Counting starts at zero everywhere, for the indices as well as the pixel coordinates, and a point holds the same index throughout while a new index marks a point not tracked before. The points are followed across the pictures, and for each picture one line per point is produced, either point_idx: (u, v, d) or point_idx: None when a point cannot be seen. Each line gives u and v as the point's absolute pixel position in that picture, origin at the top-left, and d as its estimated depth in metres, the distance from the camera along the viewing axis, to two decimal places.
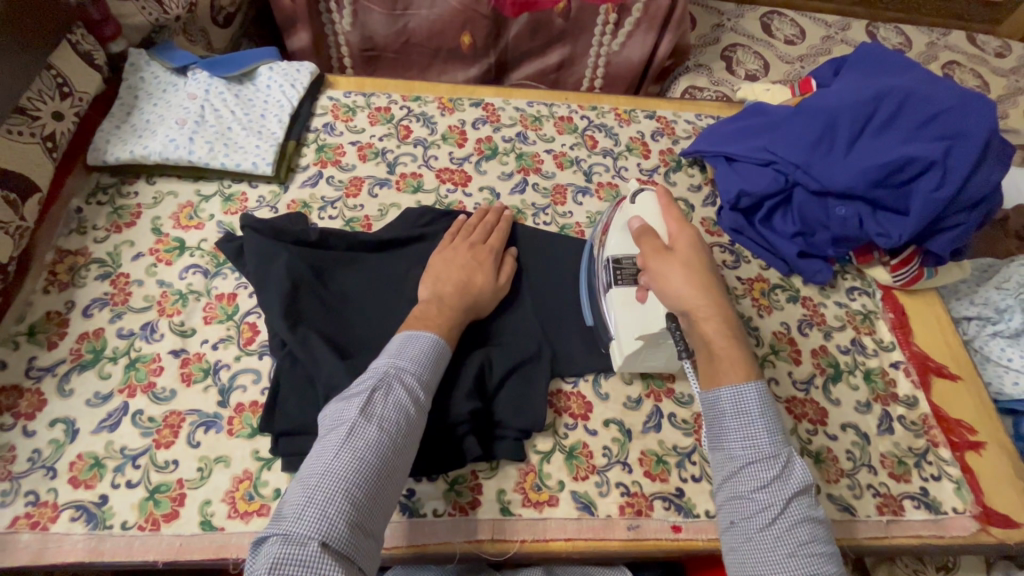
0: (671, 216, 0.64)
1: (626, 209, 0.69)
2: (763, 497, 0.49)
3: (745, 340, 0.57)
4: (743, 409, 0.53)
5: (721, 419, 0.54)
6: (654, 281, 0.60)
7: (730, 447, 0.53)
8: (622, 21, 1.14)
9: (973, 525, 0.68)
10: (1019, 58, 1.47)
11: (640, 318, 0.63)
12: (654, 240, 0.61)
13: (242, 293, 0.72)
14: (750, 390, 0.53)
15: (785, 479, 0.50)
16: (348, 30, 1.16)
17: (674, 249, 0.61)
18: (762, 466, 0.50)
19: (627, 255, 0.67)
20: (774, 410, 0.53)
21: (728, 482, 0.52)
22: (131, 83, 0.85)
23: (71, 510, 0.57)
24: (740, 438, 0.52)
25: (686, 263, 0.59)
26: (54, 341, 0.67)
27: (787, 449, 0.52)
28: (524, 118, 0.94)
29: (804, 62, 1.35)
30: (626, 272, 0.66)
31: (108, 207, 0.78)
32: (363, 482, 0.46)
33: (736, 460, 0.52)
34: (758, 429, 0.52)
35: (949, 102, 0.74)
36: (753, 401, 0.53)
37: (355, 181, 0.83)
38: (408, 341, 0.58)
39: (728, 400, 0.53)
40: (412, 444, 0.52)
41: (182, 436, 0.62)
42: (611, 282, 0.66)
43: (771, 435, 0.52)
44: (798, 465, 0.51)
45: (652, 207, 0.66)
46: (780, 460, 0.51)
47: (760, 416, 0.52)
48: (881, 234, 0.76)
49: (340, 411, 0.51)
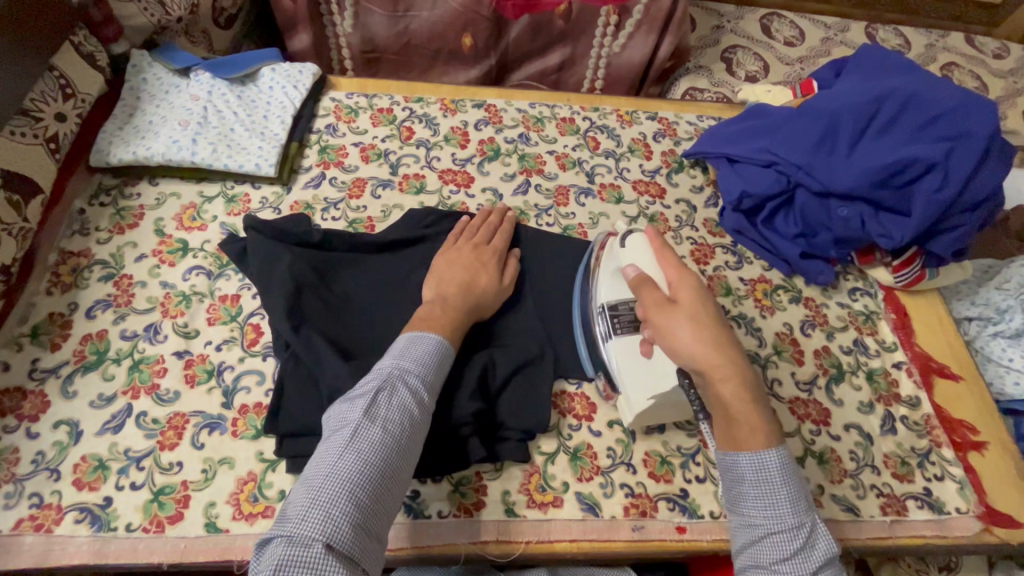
0: (669, 263, 0.60)
1: (616, 253, 0.67)
2: (785, 569, 0.49)
3: (764, 399, 0.54)
4: (765, 478, 0.51)
5: (741, 485, 0.53)
6: (662, 339, 0.57)
7: (751, 514, 0.52)
8: (622, 23, 1.15)
9: (976, 525, 0.68)
10: (1018, 59, 1.47)
11: (646, 374, 0.62)
12: (656, 294, 0.59)
13: (246, 294, 0.72)
14: (773, 458, 0.52)
15: (807, 551, 0.49)
16: (349, 31, 1.16)
17: (678, 301, 0.58)
18: (785, 538, 0.50)
19: (622, 300, 0.66)
20: (797, 477, 0.52)
21: (749, 549, 0.51)
22: (133, 84, 0.85)
23: (75, 512, 0.57)
24: (763, 508, 0.51)
25: (692, 317, 0.56)
26: (57, 343, 0.66)
27: (810, 520, 0.51)
28: (526, 119, 0.94)
29: (804, 63, 1.35)
30: (623, 318, 0.65)
31: (111, 209, 0.78)
32: (366, 484, 0.46)
33: (757, 529, 0.51)
34: (780, 499, 0.51)
35: (950, 103, 0.74)
36: (775, 470, 0.51)
37: (358, 182, 0.83)
38: (411, 342, 0.58)
39: (749, 468, 0.52)
40: (416, 445, 0.52)
41: (186, 438, 0.62)
42: (610, 333, 0.65)
43: (795, 505, 0.51)
44: (821, 536, 0.50)
45: (646, 252, 0.63)
46: (803, 531, 0.50)
47: (782, 486, 0.51)
48: (883, 234, 0.76)
49: (345, 412, 0.51)
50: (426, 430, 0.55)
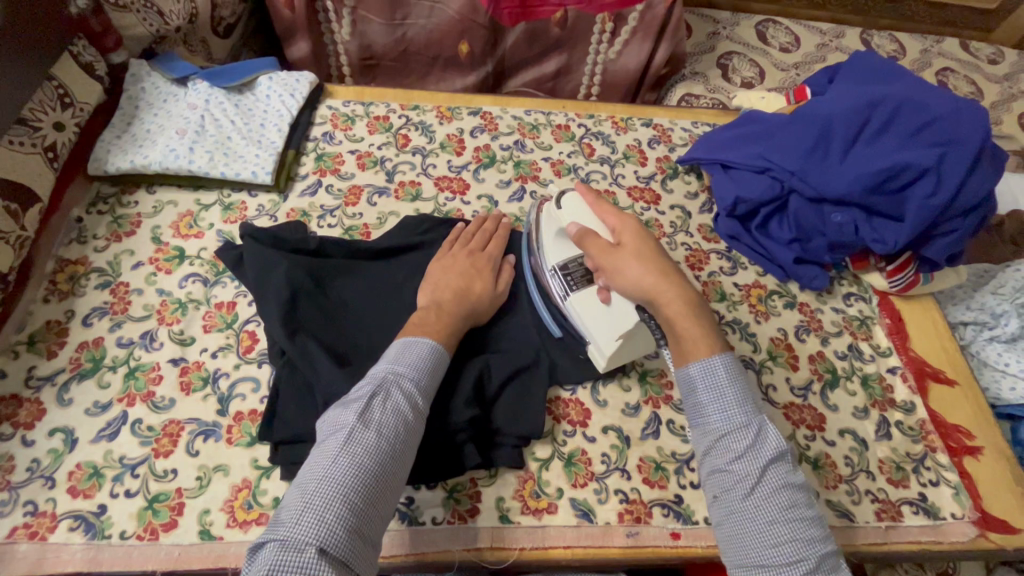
0: (607, 211, 0.65)
1: (555, 216, 0.70)
2: (737, 467, 0.50)
3: (710, 314, 0.58)
4: (714, 382, 0.53)
5: (695, 394, 0.55)
6: (615, 281, 0.61)
7: (706, 420, 0.53)
8: (618, 30, 1.16)
9: (972, 531, 0.68)
10: (1012, 64, 1.48)
11: (607, 319, 0.64)
12: (600, 240, 0.63)
13: (242, 301, 0.73)
14: (719, 363, 0.54)
15: (758, 446, 0.50)
16: (347, 40, 1.17)
17: (622, 243, 0.62)
18: (736, 436, 0.51)
19: (570, 259, 0.69)
20: (745, 380, 0.54)
21: (708, 456, 0.52)
22: (131, 93, 0.85)
23: (69, 520, 0.57)
24: (714, 410, 0.53)
25: (635, 255, 0.60)
26: (53, 350, 0.67)
27: (760, 416, 0.52)
28: (522, 127, 0.95)
29: (799, 69, 1.36)
30: (575, 275, 0.69)
31: (109, 217, 0.78)
32: (360, 488, 0.47)
33: (712, 434, 0.53)
34: (729, 401, 0.53)
35: (942, 109, 0.75)
36: (722, 373, 0.54)
37: (354, 190, 0.84)
38: (406, 347, 0.58)
39: (699, 376, 0.54)
40: (410, 450, 0.52)
41: (181, 445, 0.62)
42: (568, 289, 0.68)
43: (742, 403, 0.52)
44: (771, 431, 0.51)
45: (582, 207, 0.68)
46: (754, 427, 0.51)
47: (730, 388, 0.53)
48: (876, 239, 0.77)
49: (339, 416, 0.52)
50: (421, 434, 0.55)
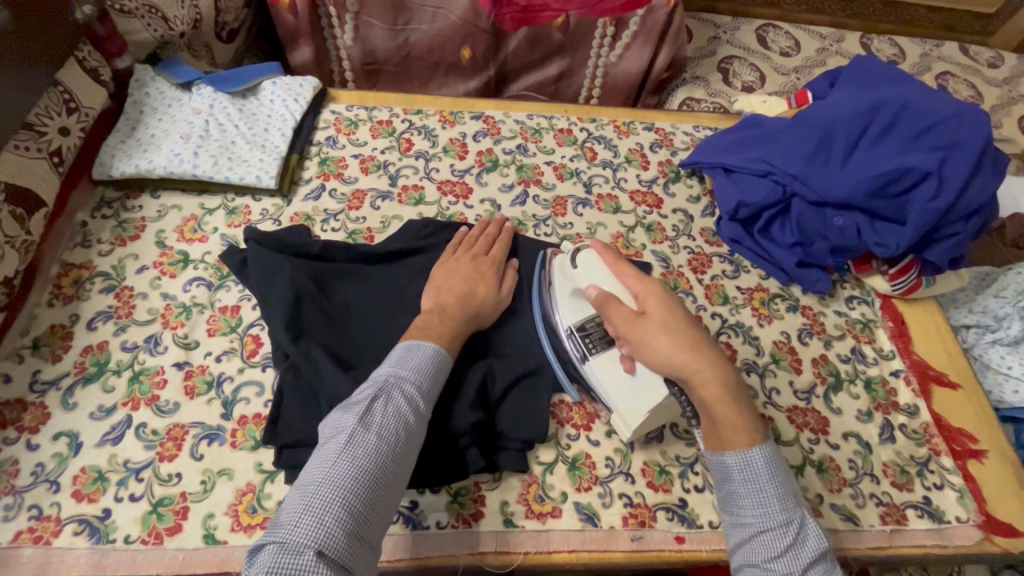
0: (628, 275, 0.64)
1: (571, 276, 0.69)
2: (778, 567, 0.50)
3: (744, 392, 0.57)
4: (752, 476, 0.54)
5: (731, 485, 0.55)
6: (643, 354, 0.59)
7: (742, 514, 0.54)
8: (619, 34, 1.16)
9: (977, 534, 0.67)
10: (1012, 67, 1.49)
11: (631, 390, 0.63)
12: (624, 309, 0.61)
13: (246, 305, 0.73)
14: (758, 457, 0.54)
15: (798, 547, 0.50)
16: (350, 45, 1.18)
17: (647, 312, 0.61)
18: (776, 535, 0.51)
19: (587, 318, 0.68)
20: (783, 473, 0.55)
21: (743, 549, 0.53)
22: (136, 98, 0.86)
23: (74, 524, 0.57)
24: (752, 506, 0.53)
25: (665, 327, 0.59)
26: (58, 354, 0.67)
27: (800, 513, 0.52)
28: (524, 131, 0.95)
29: (800, 73, 1.37)
30: (593, 336, 0.67)
31: (113, 221, 0.79)
32: (360, 491, 0.47)
33: (748, 529, 0.53)
34: (769, 498, 0.53)
35: (943, 113, 0.75)
36: (760, 466, 0.54)
37: (357, 194, 0.84)
38: (408, 351, 0.58)
39: (736, 468, 0.54)
40: (410, 453, 0.52)
41: (185, 449, 0.62)
42: (586, 354, 0.66)
43: (783, 501, 0.52)
44: (811, 531, 0.51)
45: (600, 269, 0.66)
46: (794, 526, 0.51)
47: (769, 484, 0.53)
48: (879, 242, 0.76)
49: (340, 419, 0.52)
50: (422, 438, 0.55)
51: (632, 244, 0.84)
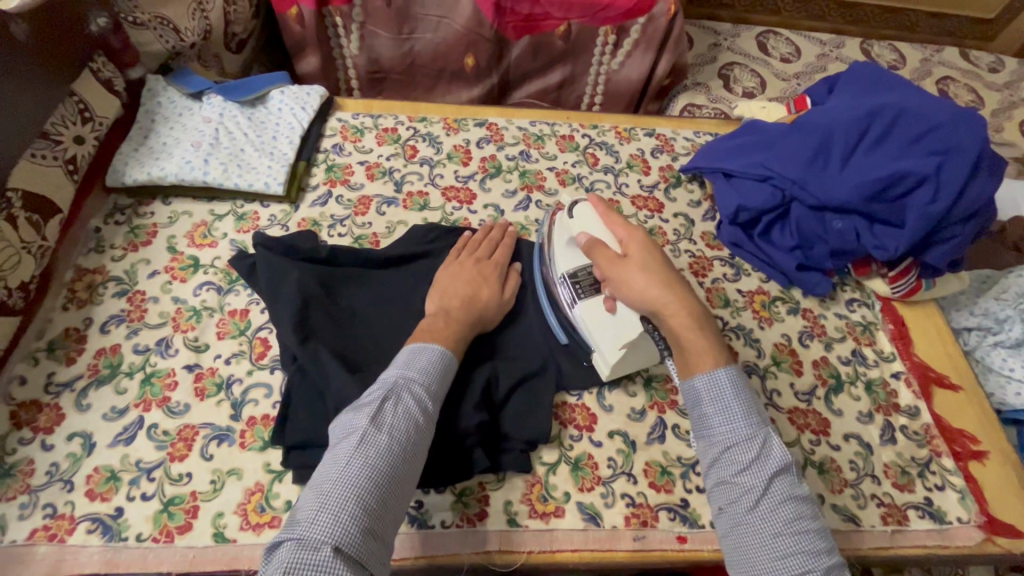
0: (616, 223, 0.67)
1: (567, 225, 0.71)
2: (745, 480, 0.51)
3: (714, 327, 0.59)
4: (719, 395, 0.55)
5: (701, 407, 0.56)
6: (620, 290, 0.63)
7: (711, 434, 0.55)
8: (620, 41, 1.18)
9: (979, 535, 0.68)
10: (1012, 72, 1.50)
11: (612, 328, 0.65)
12: (608, 251, 0.65)
13: (254, 309, 0.74)
14: (724, 377, 0.55)
15: (763, 458, 0.51)
16: (355, 54, 1.20)
17: (628, 255, 0.64)
18: (742, 449, 0.52)
19: (580, 268, 0.70)
20: (750, 393, 0.56)
21: (713, 469, 0.54)
22: (148, 107, 0.88)
23: (87, 522, 0.58)
24: (719, 423, 0.54)
25: (642, 266, 0.62)
26: (72, 357, 0.69)
27: (766, 428, 0.53)
28: (527, 137, 0.97)
29: (800, 79, 1.38)
30: (584, 283, 0.68)
31: (125, 227, 0.80)
32: (373, 488, 0.48)
33: (717, 447, 0.54)
34: (735, 415, 0.54)
35: (940, 119, 0.76)
36: (726, 385, 0.55)
37: (364, 200, 0.86)
38: (417, 353, 0.60)
39: (704, 390, 0.56)
40: (421, 452, 0.53)
41: (195, 450, 0.63)
42: (576, 298, 0.68)
43: (748, 417, 0.54)
44: (776, 444, 0.52)
45: (593, 217, 0.70)
46: (759, 441, 0.52)
47: (734, 402, 0.54)
48: (878, 246, 0.77)
49: (352, 420, 0.53)
50: (431, 438, 0.56)
51: None
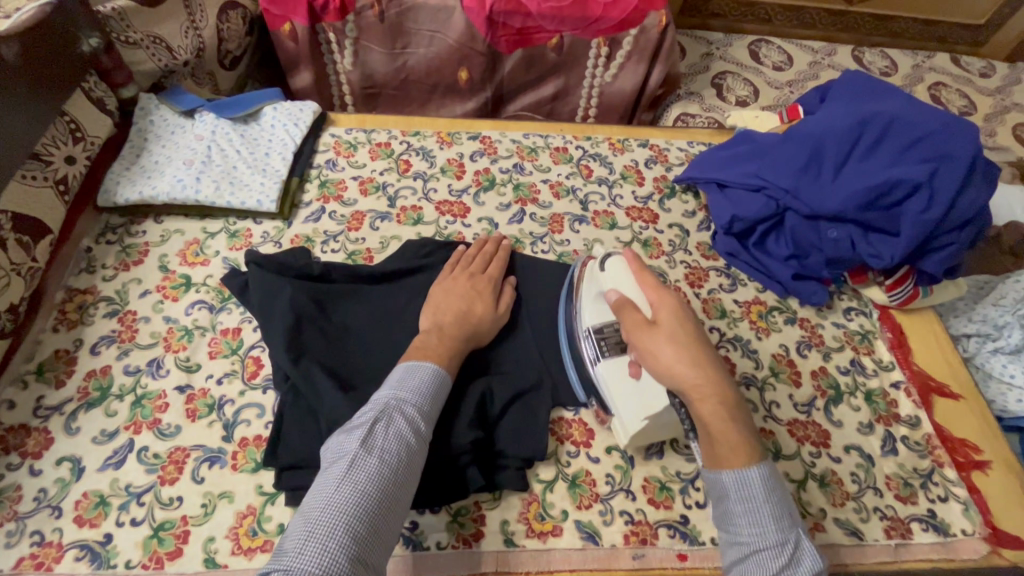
0: (648, 284, 0.63)
1: (597, 277, 0.70)
2: None
3: (745, 413, 0.55)
4: (749, 495, 0.52)
5: (728, 503, 0.53)
6: (645, 359, 0.59)
7: (735, 532, 0.52)
8: (613, 53, 1.18)
9: (984, 547, 0.67)
10: (1004, 77, 1.51)
11: (636, 396, 0.63)
12: (637, 315, 0.61)
13: (247, 327, 0.74)
14: (755, 476, 0.52)
15: (793, 567, 0.49)
16: (349, 69, 1.21)
17: (658, 322, 0.60)
18: (772, 556, 0.50)
19: (607, 323, 0.68)
20: (780, 491, 0.53)
21: (737, 570, 0.51)
22: (140, 126, 0.88)
23: (75, 549, 0.57)
24: (747, 524, 0.51)
25: (673, 334, 0.58)
26: (62, 380, 0.68)
27: (796, 533, 0.51)
28: (520, 150, 0.97)
29: (793, 87, 1.39)
30: (610, 340, 0.66)
31: (117, 246, 0.80)
32: (362, 513, 0.47)
33: (744, 548, 0.51)
34: (765, 517, 0.51)
35: (931, 126, 0.76)
36: (757, 484, 0.52)
37: (357, 216, 0.85)
38: (409, 371, 0.59)
39: (732, 486, 0.52)
40: (413, 476, 0.53)
41: (186, 472, 0.62)
42: (599, 355, 0.66)
43: (778, 521, 0.51)
44: (805, 550, 0.51)
45: (626, 275, 0.66)
46: (789, 547, 0.50)
47: (767, 504, 0.51)
48: (873, 254, 0.77)
49: (342, 443, 0.52)
50: (424, 460, 0.55)
51: None
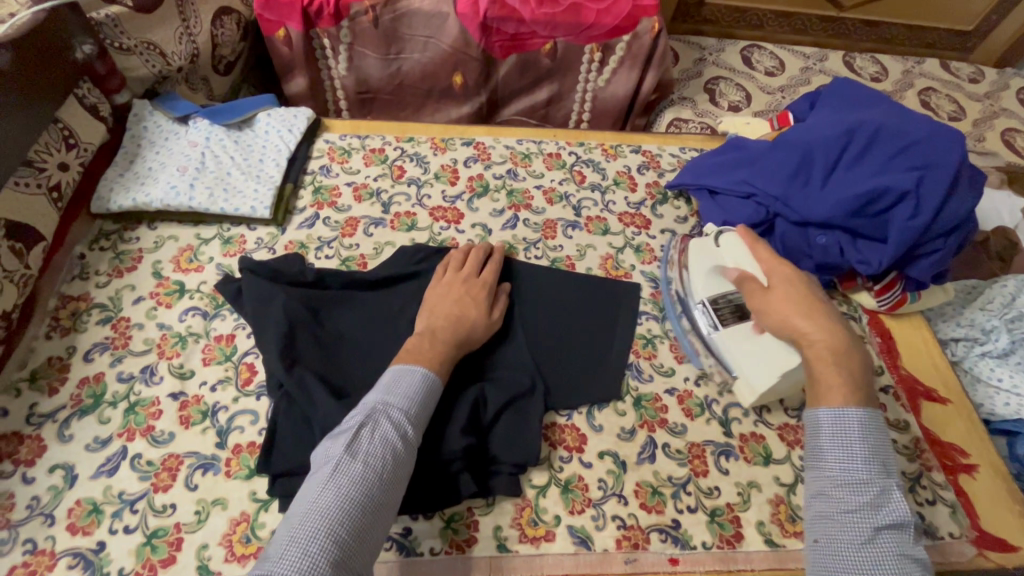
0: (763, 254, 0.73)
1: (713, 252, 0.80)
2: (852, 517, 0.54)
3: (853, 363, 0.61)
4: (843, 432, 0.57)
5: (819, 438, 0.58)
6: (763, 317, 0.68)
7: (824, 466, 0.57)
8: (606, 59, 1.19)
9: (971, 550, 0.67)
10: (993, 82, 1.53)
11: (760, 355, 0.69)
12: (754, 283, 0.71)
13: (241, 333, 0.74)
14: (853, 415, 0.57)
15: (878, 504, 0.54)
16: (344, 74, 1.21)
17: (773, 285, 0.69)
18: (856, 488, 0.55)
19: (721, 295, 0.76)
20: (879, 439, 0.57)
21: (818, 498, 0.57)
22: (134, 132, 0.88)
23: (68, 558, 0.57)
24: (837, 460, 0.57)
25: (785, 297, 0.67)
26: (55, 387, 0.68)
27: (889, 480, 0.56)
28: (514, 156, 0.97)
29: (785, 92, 1.40)
30: (724, 310, 0.74)
31: (111, 253, 0.80)
32: (344, 516, 0.47)
33: (831, 479, 0.56)
34: (857, 455, 0.56)
35: (919, 134, 0.77)
36: (854, 423, 0.57)
37: (351, 222, 0.86)
38: (399, 375, 0.59)
39: (828, 421, 0.58)
40: (399, 480, 0.53)
41: (180, 479, 0.62)
42: (716, 324, 0.74)
43: (869, 462, 0.56)
44: (894, 496, 0.55)
45: (741, 249, 0.76)
46: (879, 488, 0.55)
47: (861, 443, 0.56)
48: (862, 260, 0.78)
49: (329, 448, 0.53)
50: (411, 464, 0.56)
51: (621, 265, 0.86)
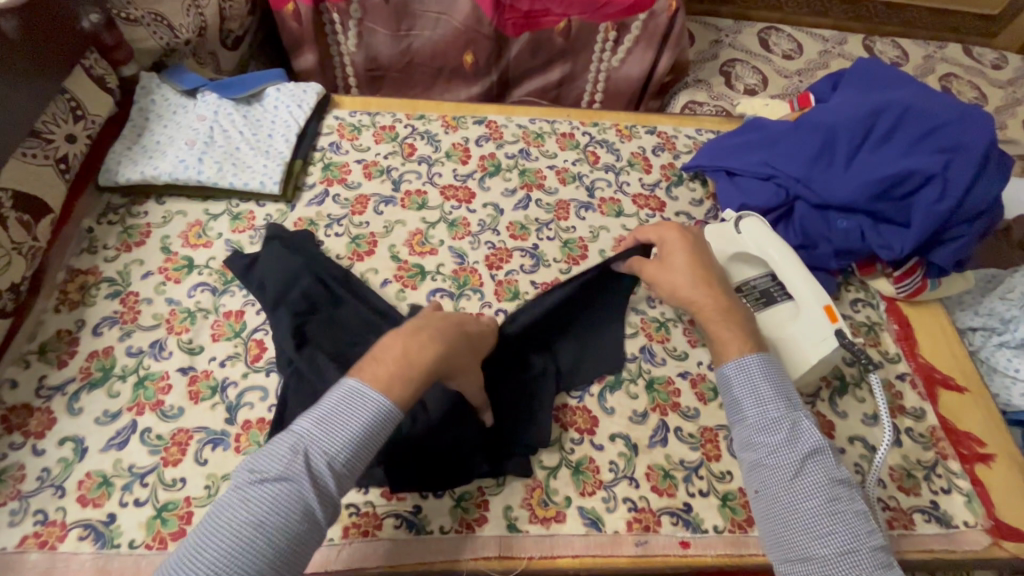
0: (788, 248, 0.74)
1: (734, 240, 0.77)
2: (775, 459, 0.55)
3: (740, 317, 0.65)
4: (748, 378, 0.60)
5: (732, 391, 0.61)
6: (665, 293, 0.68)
7: (744, 419, 0.59)
8: (621, 38, 1.16)
9: (985, 539, 0.67)
10: (1017, 68, 1.48)
11: (796, 344, 0.69)
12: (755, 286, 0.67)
13: (250, 310, 0.73)
14: (750, 361, 0.61)
15: (793, 440, 0.56)
16: (353, 51, 1.19)
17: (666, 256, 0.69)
18: (772, 431, 0.57)
19: (744, 283, 0.76)
20: (779, 376, 0.61)
21: (746, 452, 0.58)
22: (142, 105, 0.87)
23: (79, 529, 0.57)
24: (750, 405, 0.59)
25: (681, 283, 0.67)
26: (64, 360, 0.67)
27: (794, 413, 0.58)
28: (527, 135, 0.95)
29: (802, 76, 1.37)
30: (749, 296, 0.74)
31: (119, 227, 0.79)
32: (225, 573, 0.43)
33: (750, 428, 0.58)
34: (765, 395, 0.59)
35: (946, 116, 0.75)
36: (754, 369, 0.60)
37: (361, 199, 0.85)
38: (337, 410, 0.49)
39: (733, 373, 0.61)
40: (303, 544, 0.46)
41: (189, 454, 0.62)
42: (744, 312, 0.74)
43: (777, 399, 0.58)
44: (806, 427, 0.57)
45: (766, 236, 0.75)
46: (790, 423, 0.57)
47: (765, 384, 0.59)
48: (883, 245, 0.76)
49: (232, 495, 0.46)
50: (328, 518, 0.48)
51: None
